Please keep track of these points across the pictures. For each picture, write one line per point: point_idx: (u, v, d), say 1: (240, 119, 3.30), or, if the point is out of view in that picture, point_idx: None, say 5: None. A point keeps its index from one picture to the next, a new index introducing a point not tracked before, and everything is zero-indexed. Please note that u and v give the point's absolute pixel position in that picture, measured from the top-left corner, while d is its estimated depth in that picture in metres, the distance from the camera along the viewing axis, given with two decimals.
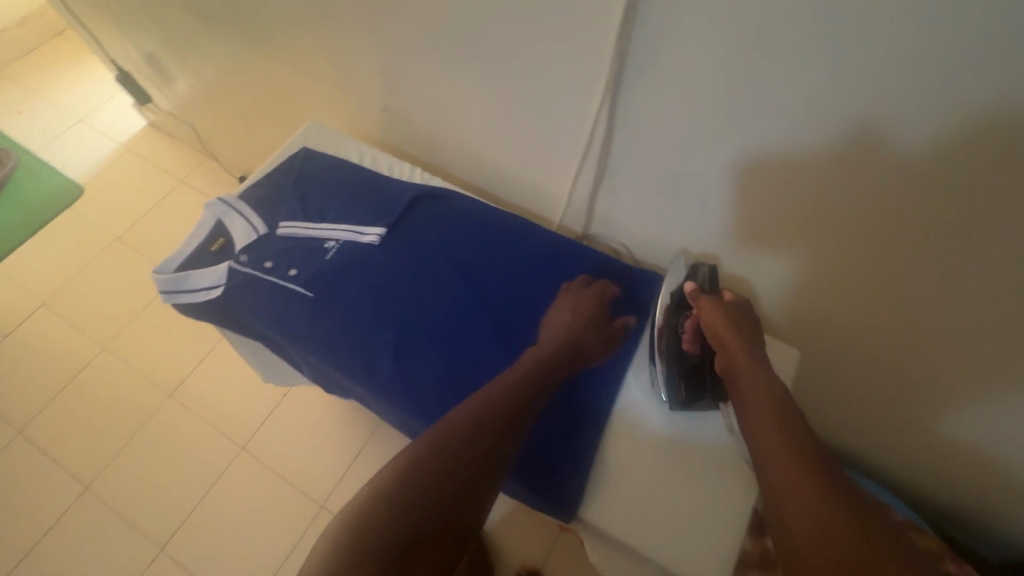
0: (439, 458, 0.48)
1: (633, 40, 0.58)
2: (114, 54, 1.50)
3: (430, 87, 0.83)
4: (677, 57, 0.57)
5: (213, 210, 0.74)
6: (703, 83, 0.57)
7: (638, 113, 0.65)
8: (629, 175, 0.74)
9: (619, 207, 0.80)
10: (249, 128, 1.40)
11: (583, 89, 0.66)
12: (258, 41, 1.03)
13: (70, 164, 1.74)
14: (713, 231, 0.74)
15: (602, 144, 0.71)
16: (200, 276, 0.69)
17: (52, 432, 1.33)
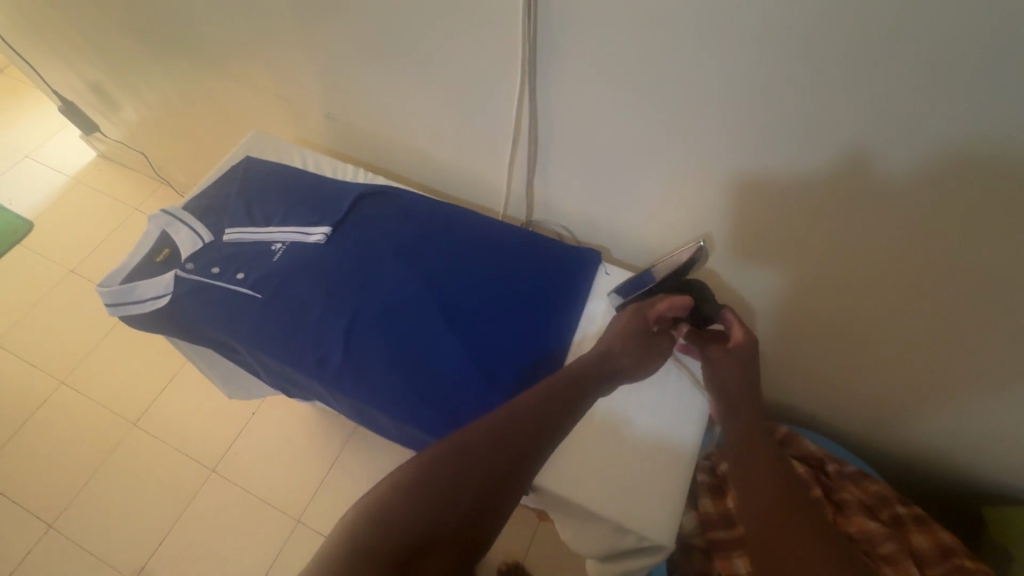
0: (471, 451, 0.52)
1: (544, 24, 0.62)
2: (55, 84, 1.47)
3: (365, 88, 0.86)
4: (586, 38, 0.61)
5: (156, 224, 0.74)
6: (614, 61, 0.61)
7: (561, 96, 0.69)
8: (574, 161, 0.77)
9: (561, 194, 0.84)
10: (200, 150, 1.40)
11: (538, 78, 0.68)
12: (196, 59, 1.05)
13: (17, 200, 1.71)
14: (645, 205, 0.78)
15: (530, 129, 0.75)
16: (146, 286, 0.69)
17: (10, 473, 1.28)
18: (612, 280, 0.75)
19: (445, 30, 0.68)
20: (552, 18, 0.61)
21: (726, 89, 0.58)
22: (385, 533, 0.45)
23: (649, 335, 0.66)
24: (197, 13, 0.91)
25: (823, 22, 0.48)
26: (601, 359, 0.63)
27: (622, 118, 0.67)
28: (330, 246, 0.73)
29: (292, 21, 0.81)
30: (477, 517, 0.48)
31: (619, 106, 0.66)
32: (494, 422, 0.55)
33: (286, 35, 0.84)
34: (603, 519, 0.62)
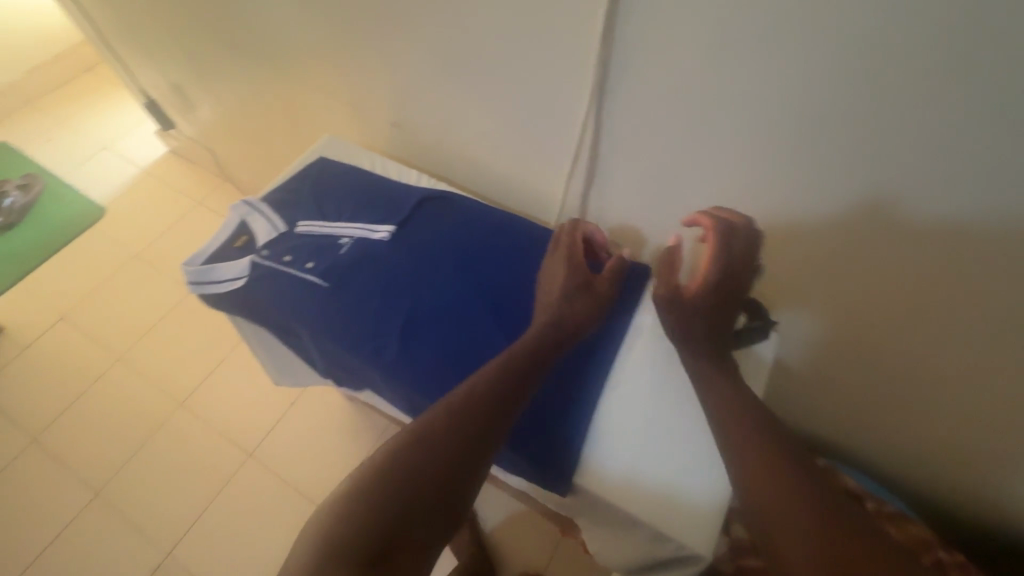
0: (438, 429, 0.53)
1: (615, 53, 0.65)
2: (142, 83, 1.60)
3: (434, 102, 0.91)
4: (654, 68, 0.64)
5: (238, 213, 0.81)
6: (680, 91, 0.64)
7: (623, 119, 0.72)
8: (629, 179, 0.80)
9: (613, 209, 0.86)
10: (266, 149, 1.49)
11: (603, 100, 0.71)
12: (277, 67, 1.13)
13: (94, 187, 1.84)
14: (695, 227, 0.79)
15: (590, 149, 0.78)
16: (224, 269, 0.75)
17: (64, 440, 1.36)
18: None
19: (519, 52, 0.73)
20: (624, 48, 0.64)
21: (789, 125, 0.60)
22: (359, 527, 0.45)
23: (587, 286, 0.69)
24: (286, 24, 0.99)
25: (890, 66, 0.50)
26: (553, 325, 0.66)
27: (680, 145, 0.70)
28: (393, 244, 0.78)
29: (374, 37, 0.87)
30: (443, 496, 0.49)
31: (679, 134, 0.69)
32: (450, 403, 0.56)
33: (367, 49, 0.91)
34: (641, 525, 0.63)
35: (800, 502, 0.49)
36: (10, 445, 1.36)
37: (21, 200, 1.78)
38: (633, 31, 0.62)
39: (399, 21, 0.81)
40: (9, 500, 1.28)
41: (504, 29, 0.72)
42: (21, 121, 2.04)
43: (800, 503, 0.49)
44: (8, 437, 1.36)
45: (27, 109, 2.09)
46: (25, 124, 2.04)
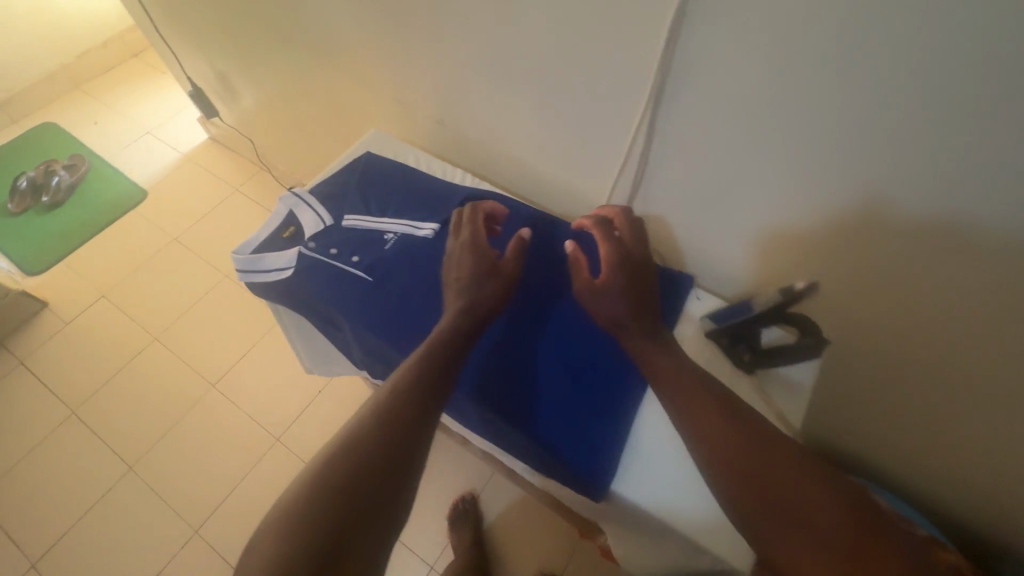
0: (377, 416, 0.52)
1: (672, 72, 0.64)
2: (189, 71, 1.63)
3: (481, 103, 0.92)
4: (709, 82, 0.61)
5: (285, 204, 0.82)
6: (737, 116, 0.62)
7: (672, 132, 0.70)
8: (672, 191, 0.78)
9: (653, 219, 0.85)
10: (306, 140, 1.52)
11: (653, 113, 0.69)
12: (324, 60, 1.15)
13: (138, 170, 1.89)
14: (738, 248, 0.77)
15: (638, 162, 0.77)
16: (273, 258, 0.77)
17: (101, 414, 1.41)
18: (703, 306, 0.75)
19: (573, 60, 0.72)
20: (683, 68, 0.62)
21: (851, 163, 0.57)
22: (312, 525, 0.43)
23: (492, 269, 0.69)
24: (338, 19, 1.00)
25: (966, 102, 0.47)
26: (469, 311, 0.65)
27: (731, 169, 0.68)
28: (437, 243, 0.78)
29: (426, 36, 0.88)
30: (389, 481, 0.48)
31: (733, 159, 0.66)
32: (384, 396, 0.55)
33: (417, 47, 0.91)
34: (676, 534, 0.63)
35: (815, 505, 0.45)
36: (50, 416, 1.41)
37: (68, 179, 1.83)
38: (689, 44, 0.60)
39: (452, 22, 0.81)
40: (48, 469, 1.33)
41: (559, 35, 0.71)
42: (72, 103, 2.11)
43: (816, 506, 0.45)
44: (48, 408, 1.42)
45: (77, 91, 2.15)
46: (75, 105, 2.10)
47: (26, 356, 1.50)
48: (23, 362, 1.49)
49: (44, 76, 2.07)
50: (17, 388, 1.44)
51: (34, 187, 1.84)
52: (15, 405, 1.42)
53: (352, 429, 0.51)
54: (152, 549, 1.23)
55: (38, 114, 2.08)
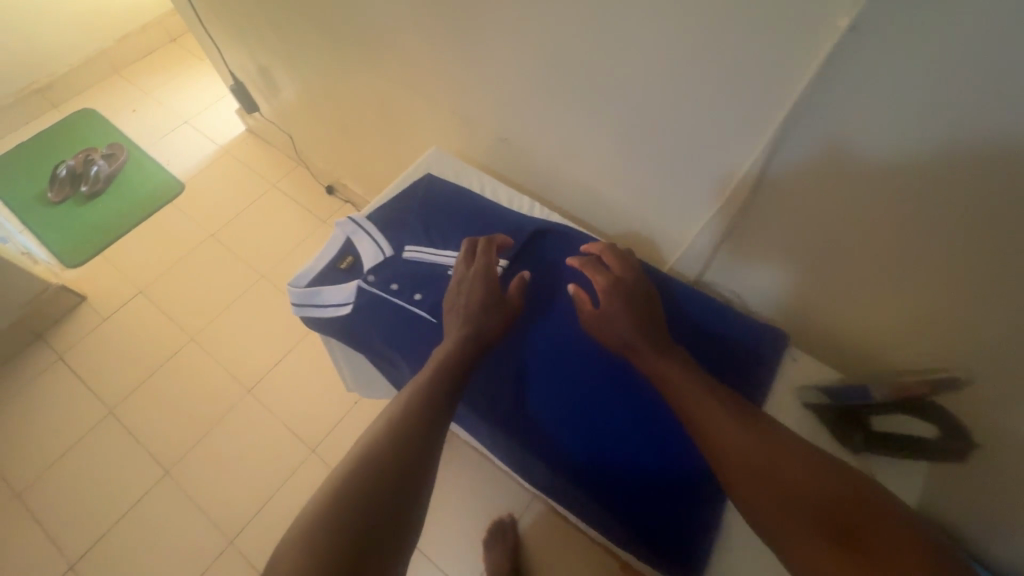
0: (388, 437, 0.52)
1: (798, 130, 0.56)
2: (231, 64, 1.59)
3: (550, 129, 0.85)
4: (852, 132, 0.52)
5: (342, 231, 0.77)
6: (872, 184, 0.55)
7: (788, 180, 0.61)
8: (773, 242, 0.69)
9: (742, 266, 0.76)
10: (349, 140, 1.47)
11: (769, 157, 0.60)
12: (377, 64, 1.09)
13: (175, 161, 1.87)
14: (837, 316, 0.70)
15: (737, 208, 0.68)
16: (331, 292, 0.72)
17: (137, 415, 1.40)
18: (800, 367, 0.68)
19: (669, 101, 0.64)
20: (814, 129, 0.55)
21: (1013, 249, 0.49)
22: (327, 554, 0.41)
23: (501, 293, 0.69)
24: (396, 25, 0.94)
25: None
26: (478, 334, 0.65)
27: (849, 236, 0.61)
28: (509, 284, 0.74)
29: (496, 58, 0.81)
30: (398, 506, 0.47)
31: (855, 227, 0.59)
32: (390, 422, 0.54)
33: (485, 66, 0.84)
34: None
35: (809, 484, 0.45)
36: (88, 414, 1.40)
37: (106, 169, 1.81)
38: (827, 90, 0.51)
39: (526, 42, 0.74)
40: (85, 470, 1.32)
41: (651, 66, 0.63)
42: (110, 89, 2.09)
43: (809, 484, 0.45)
44: (86, 407, 1.41)
45: (116, 76, 2.13)
46: (113, 91, 2.08)
47: (65, 351, 1.49)
48: (62, 357, 1.48)
49: (84, 60, 2.04)
50: (56, 385, 1.44)
51: (73, 176, 1.82)
52: (53, 402, 1.41)
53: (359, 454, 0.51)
54: (187, 558, 1.22)
55: (77, 99, 2.06)
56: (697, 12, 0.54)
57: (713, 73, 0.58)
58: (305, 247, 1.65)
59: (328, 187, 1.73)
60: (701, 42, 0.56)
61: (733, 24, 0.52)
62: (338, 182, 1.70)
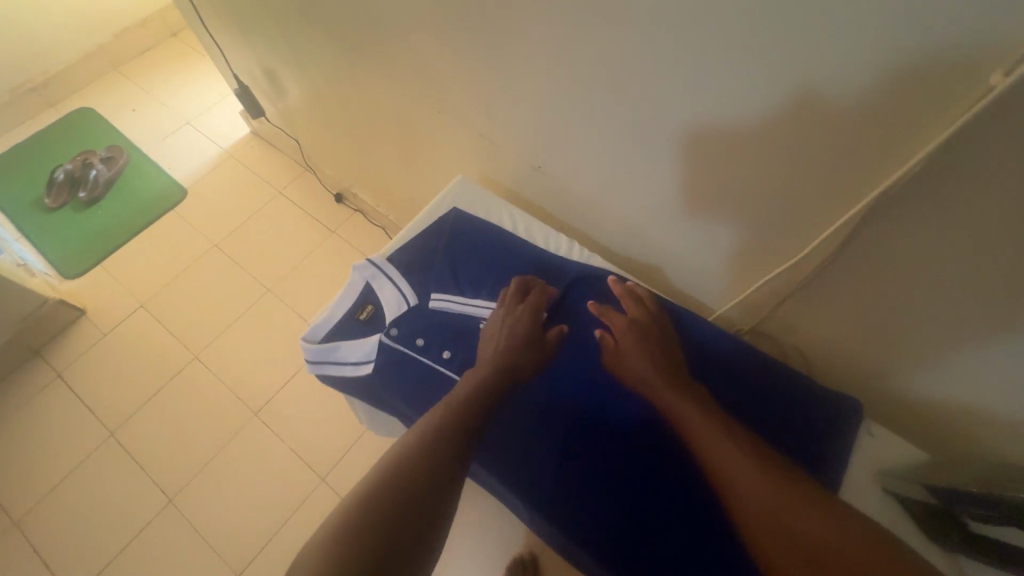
0: (408, 464, 0.50)
1: (908, 196, 0.50)
2: (236, 67, 1.51)
3: (592, 164, 0.78)
4: (990, 189, 0.45)
5: (362, 275, 0.74)
6: (991, 260, 0.49)
7: (894, 238, 0.54)
8: (856, 301, 0.62)
9: (813, 322, 0.69)
10: (359, 149, 1.39)
11: (870, 210, 0.53)
12: (394, 77, 1.01)
13: (177, 165, 1.78)
14: (919, 386, 0.63)
15: (819, 261, 0.62)
16: (349, 348, 0.68)
17: (140, 439, 1.34)
18: (876, 445, 0.63)
19: (747, 140, 0.57)
20: (929, 197, 0.48)
21: None
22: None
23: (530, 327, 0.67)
24: (416, 39, 0.86)
25: None
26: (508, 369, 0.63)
27: (949, 311, 0.55)
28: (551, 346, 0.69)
29: (534, 84, 0.73)
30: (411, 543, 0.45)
31: (958, 304, 0.53)
32: (405, 452, 0.52)
33: (520, 91, 0.77)
34: None
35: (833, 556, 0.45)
36: (88, 437, 1.34)
37: (105, 173, 1.74)
38: (963, 140, 0.43)
39: (569, 70, 0.66)
40: (86, 497, 1.27)
41: (724, 102, 0.55)
42: (108, 86, 2.00)
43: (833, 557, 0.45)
44: (86, 429, 1.35)
45: (114, 73, 2.04)
46: (111, 89, 1.99)
47: (64, 369, 1.43)
48: (61, 375, 1.42)
49: (81, 57, 1.95)
50: (55, 405, 1.38)
51: (71, 180, 1.75)
52: (53, 423, 1.36)
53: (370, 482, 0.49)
54: None
55: (74, 98, 1.98)
56: (803, 60, 0.47)
57: (810, 113, 0.50)
58: (313, 260, 1.58)
59: (336, 195, 1.65)
60: (803, 92, 0.49)
61: (849, 77, 0.46)
62: (347, 191, 1.63)
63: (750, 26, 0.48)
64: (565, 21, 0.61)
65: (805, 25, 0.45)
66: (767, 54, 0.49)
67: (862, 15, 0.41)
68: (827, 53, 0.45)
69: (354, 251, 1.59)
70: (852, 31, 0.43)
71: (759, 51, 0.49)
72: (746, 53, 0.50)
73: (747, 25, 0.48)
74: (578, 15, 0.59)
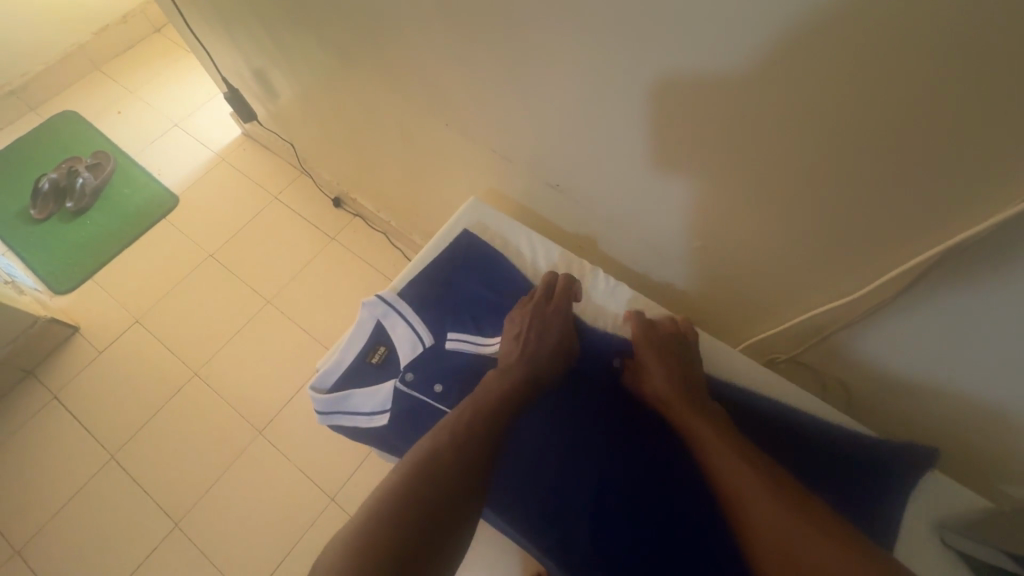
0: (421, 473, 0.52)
1: (991, 245, 0.46)
2: (225, 69, 1.45)
3: (619, 189, 0.74)
4: None
5: (372, 312, 0.73)
6: None
7: (970, 275, 0.50)
8: (914, 335, 0.59)
9: (865, 354, 0.65)
10: (358, 155, 1.33)
11: (945, 247, 0.49)
12: (395, 84, 0.94)
13: (166, 171, 1.71)
14: (979, 421, 0.60)
15: (878, 295, 0.58)
16: (364, 398, 0.69)
17: (142, 461, 1.30)
18: (932, 493, 0.60)
19: (799, 168, 0.53)
20: (1014, 243, 0.45)
21: None
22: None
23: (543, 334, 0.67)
24: (420, 48, 0.80)
25: None
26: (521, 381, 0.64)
27: (1020, 358, 0.52)
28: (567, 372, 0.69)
29: (557, 103, 0.68)
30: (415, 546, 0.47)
31: None
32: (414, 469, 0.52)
33: (538, 107, 0.71)
34: None
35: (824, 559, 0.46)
36: (89, 460, 1.30)
37: (92, 182, 1.67)
38: None
39: (594, 91, 0.62)
40: (88, 524, 1.23)
41: (772, 131, 0.51)
42: (90, 87, 1.91)
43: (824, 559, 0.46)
44: (85, 452, 1.31)
45: (95, 73, 1.95)
46: (94, 90, 1.91)
47: (60, 390, 1.39)
48: (57, 396, 1.38)
49: (60, 57, 1.86)
50: (52, 428, 1.34)
51: (57, 190, 1.68)
52: (50, 447, 1.32)
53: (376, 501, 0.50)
54: None
55: (56, 100, 1.89)
56: (885, 101, 0.43)
57: (880, 144, 0.46)
58: (313, 269, 1.52)
59: (334, 200, 1.60)
60: (876, 133, 0.45)
61: (940, 121, 0.42)
62: (346, 196, 1.57)
63: (823, 61, 0.43)
64: (599, 44, 0.56)
65: (891, 64, 0.40)
66: (828, 89, 0.45)
67: (959, 58, 0.38)
68: (916, 95, 0.41)
69: (356, 259, 1.53)
70: (945, 74, 0.39)
71: (833, 88, 0.44)
72: (817, 90, 0.45)
73: (818, 61, 0.44)
74: (617, 39, 0.54)
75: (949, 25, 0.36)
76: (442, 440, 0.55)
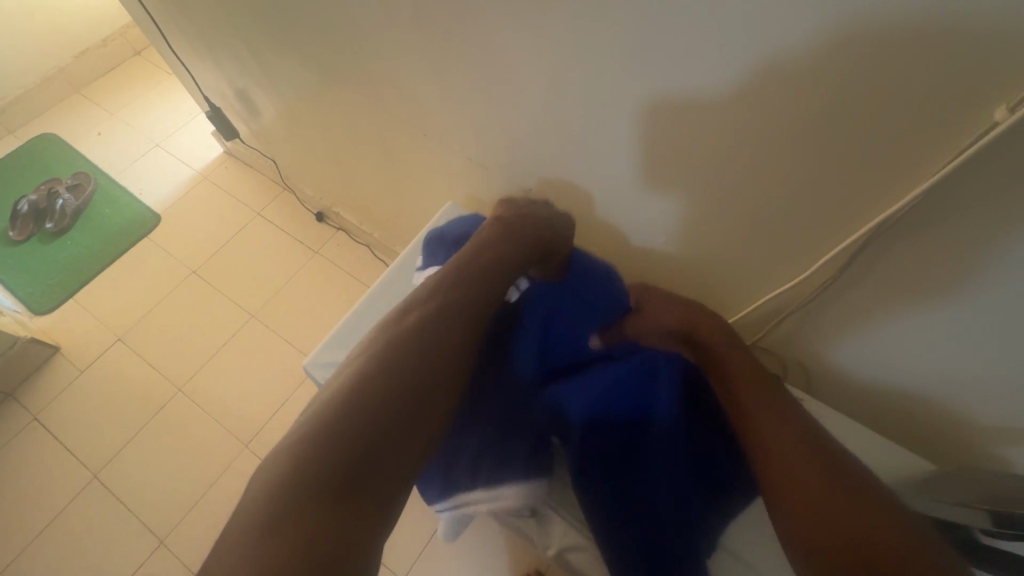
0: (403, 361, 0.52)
1: (913, 224, 0.52)
2: (207, 89, 1.48)
3: (585, 188, 0.78)
4: (982, 204, 0.47)
5: None
6: (985, 272, 0.51)
7: (893, 251, 0.55)
8: (853, 308, 0.64)
9: (816, 332, 0.70)
10: (340, 169, 1.36)
11: (876, 228, 0.54)
12: (374, 98, 0.98)
13: (148, 191, 1.73)
14: (920, 387, 0.65)
15: (819, 277, 0.63)
16: None
17: (125, 479, 1.29)
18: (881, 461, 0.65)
19: (743, 163, 0.58)
20: (931, 220, 0.51)
21: None
22: (302, 505, 0.43)
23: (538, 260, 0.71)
24: (396, 65, 0.85)
25: None
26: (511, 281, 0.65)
27: (947, 323, 0.57)
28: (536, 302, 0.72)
29: (525, 111, 0.73)
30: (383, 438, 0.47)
31: (959, 313, 0.55)
32: (393, 365, 0.51)
33: (509, 111, 0.75)
34: None
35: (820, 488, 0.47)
36: (71, 480, 1.29)
37: (72, 203, 1.68)
38: (959, 162, 0.45)
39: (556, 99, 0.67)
40: (71, 544, 1.22)
41: (717, 130, 0.57)
42: (70, 110, 1.92)
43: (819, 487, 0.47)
44: (67, 472, 1.29)
45: (74, 96, 1.96)
46: (73, 113, 1.92)
47: (41, 410, 1.37)
48: (37, 417, 1.36)
49: (39, 82, 1.87)
50: (32, 449, 1.32)
51: (36, 212, 1.68)
52: (31, 469, 1.30)
53: (361, 373, 0.51)
54: None
55: (34, 123, 1.90)
56: (822, 79, 0.47)
57: (809, 138, 0.52)
58: (297, 282, 1.54)
59: (317, 215, 1.62)
60: (805, 128, 0.51)
61: (861, 108, 0.47)
62: (328, 209, 1.60)
63: (752, 65, 0.49)
64: (559, 55, 0.61)
65: (820, 54, 0.45)
66: (760, 89, 0.50)
67: (863, 60, 0.43)
68: (842, 85, 0.46)
69: (340, 272, 1.56)
70: (853, 74, 0.45)
71: (765, 85, 0.50)
72: (752, 88, 0.51)
73: (749, 65, 0.49)
74: (577, 49, 0.59)
75: (856, 29, 0.42)
76: (432, 327, 0.55)
